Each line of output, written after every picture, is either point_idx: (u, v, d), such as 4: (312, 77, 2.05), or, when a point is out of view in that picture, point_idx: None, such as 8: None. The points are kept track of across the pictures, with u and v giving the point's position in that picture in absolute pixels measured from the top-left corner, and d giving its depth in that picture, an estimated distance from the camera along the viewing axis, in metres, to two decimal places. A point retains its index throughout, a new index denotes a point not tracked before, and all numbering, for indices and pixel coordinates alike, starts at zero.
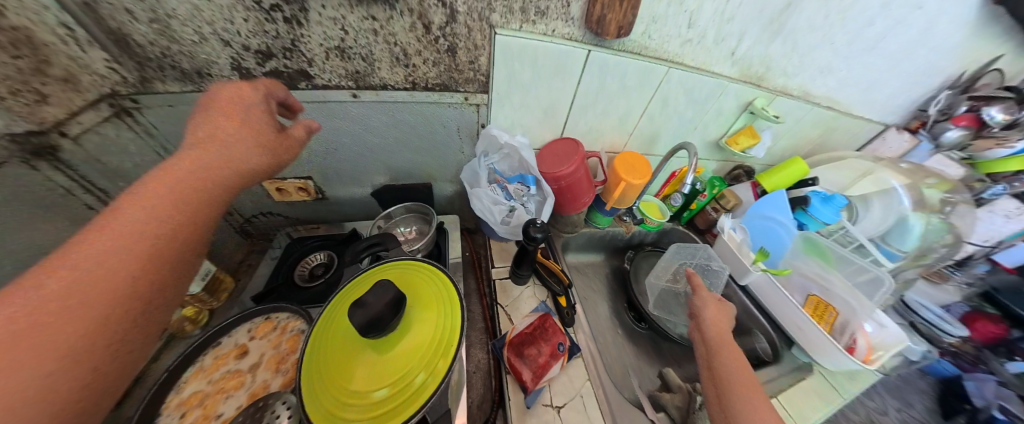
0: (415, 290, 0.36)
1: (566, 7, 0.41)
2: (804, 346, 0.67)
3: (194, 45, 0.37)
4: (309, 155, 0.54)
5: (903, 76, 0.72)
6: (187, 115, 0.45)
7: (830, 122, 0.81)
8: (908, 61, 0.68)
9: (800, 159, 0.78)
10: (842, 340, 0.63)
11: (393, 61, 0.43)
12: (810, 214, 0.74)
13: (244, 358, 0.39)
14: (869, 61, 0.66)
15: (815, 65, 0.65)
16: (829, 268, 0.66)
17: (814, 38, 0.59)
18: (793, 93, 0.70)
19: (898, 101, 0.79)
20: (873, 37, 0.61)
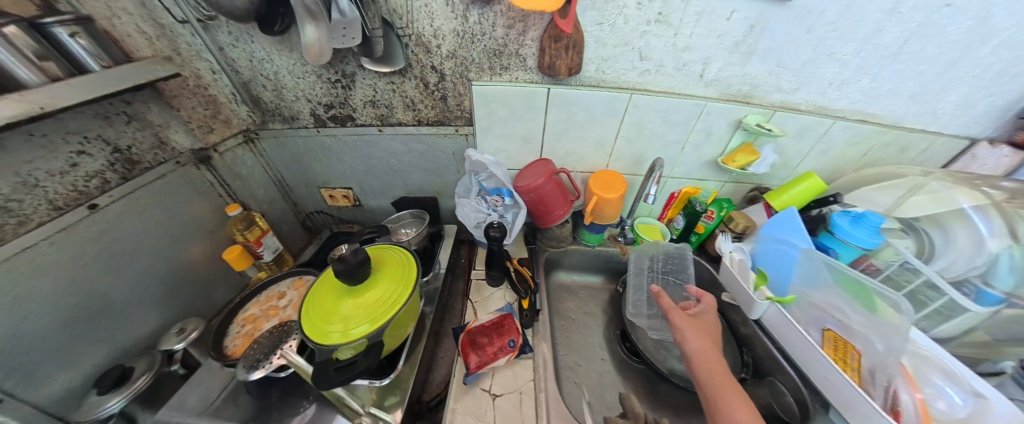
0: (386, 263, 0.48)
1: (524, 61, 0.55)
2: (840, 407, 0.47)
3: (292, 102, 0.63)
4: (350, 171, 0.74)
5: (972, 78, 0.57)
6: (283, 142, 0.70)
7: (875, 138, 0.67)
8: (976, 70, 0.56)
9: (813, 173, 0.67)
10: (880, 396, 0.43)
11: (407, 106, 0.61)
12: (838, 237, 0.60)
13: (284, 299, 0.56)
14: (915, 68, 0.56)
15: (823, 80, 0.58)
16: (852, 301, 0.48)
17: (803, 54, 0.55)
18: (802, 107, 0.63)
19: (993, 109, 0.62)
20: (896, 42, 0.52)
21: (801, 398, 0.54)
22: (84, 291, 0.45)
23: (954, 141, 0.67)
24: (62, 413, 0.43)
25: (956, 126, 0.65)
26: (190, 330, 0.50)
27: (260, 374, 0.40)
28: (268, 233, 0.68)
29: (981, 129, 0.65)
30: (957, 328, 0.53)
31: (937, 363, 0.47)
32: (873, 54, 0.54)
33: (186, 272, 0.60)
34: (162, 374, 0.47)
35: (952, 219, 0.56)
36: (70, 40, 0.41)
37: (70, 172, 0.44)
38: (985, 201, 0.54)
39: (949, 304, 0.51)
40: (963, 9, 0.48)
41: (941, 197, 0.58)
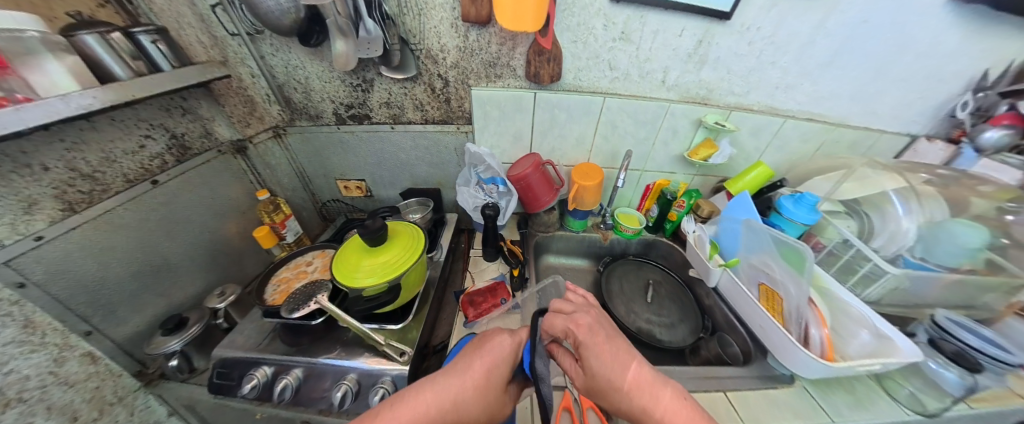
0: (396, 235, 0.58)
1: (514, 71, 0.67)
2: (767, 347, 0.56)
3: (319, 103, 0.74)
4: (366, 164, 0.85)
5: (903, 84, 0.70)
6: (308, 139, 0.80)
7: (823, 136, 0.79)
8: (888, 76, 0.69)
9: (763, 162, 0.77)
10: (797, 332, 0.52)
11: (417, 107, 0.73)
12: (785, 217, 0.69)
13: (311, 265, 0.63)
14: (836, 74, 0.68)
15: (767, 83, 0.70)
16: (784, 264, 0.55)
17: (747, 62, 0.67)
18: (755, 108, 0.75)
19: (914, 110, 0.75)
20: (827, 53, 0.65)
21: (747, 350, 0.61)
22: (148, 252, 0.54)
23: (898, 138, 0.80)
24: (130, 350, 0.52)
25: (897, 126, 0.78)
26: (230, 293, 0.58)
27: (302, 312, 0.49)
28: (291, 217, 0.77)
29: (918, 128, 0.79)
30: (883, 290, 0.61)
31: (858, 315, 0.54)
32: (810, 62, 0.67)
33: (221, 243, 0.68)
34: (209, 326, 0.55)
35: (882, 201, 0.65)
36: (152, 46, 0.53)
37: (139, 152, 0.54)
38: (906, 185, 0.63)
39: (876, 270, 0.59)
40: (875, 29, 0.62)
41: (872, 182, 0.66)
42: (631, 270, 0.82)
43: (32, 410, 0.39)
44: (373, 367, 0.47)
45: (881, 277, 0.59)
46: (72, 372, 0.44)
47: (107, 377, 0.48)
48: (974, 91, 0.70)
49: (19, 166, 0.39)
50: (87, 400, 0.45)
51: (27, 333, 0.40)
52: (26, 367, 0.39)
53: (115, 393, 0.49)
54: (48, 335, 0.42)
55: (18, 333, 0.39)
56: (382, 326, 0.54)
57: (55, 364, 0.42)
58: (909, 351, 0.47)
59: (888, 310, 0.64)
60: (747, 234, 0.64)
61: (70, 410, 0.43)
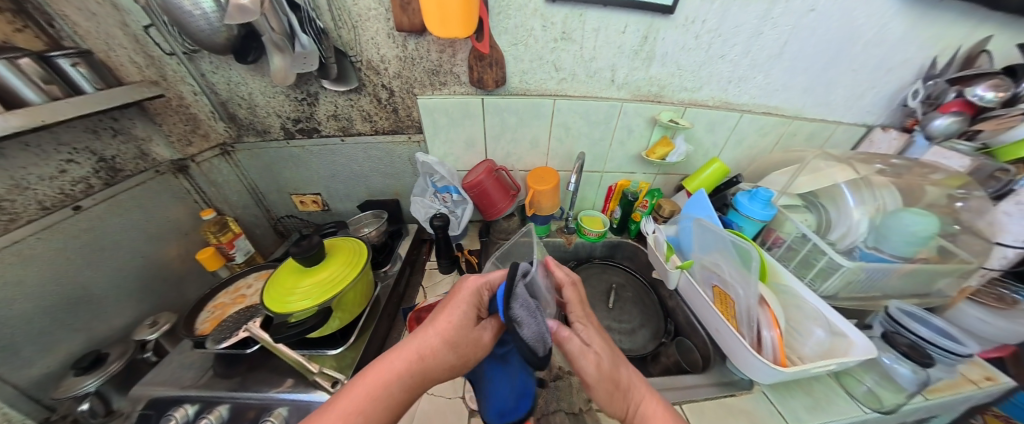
0: (336, 253, 0.55)
1: (459, 77, 0.66)
2: (725, 351, 0.53)
3: (265, 118, 0.72)
4: (320, 178, 0.83)
5: (852, 72, 0.70)
6: (259, 154, 0.79)
7: (778, 129, 0.79)
8: (835, 68, 0.69)
9: (719, 159, 0.76)
10: (748, 335, 0.50)
11: (365, 118, 0.72)
12: (742, 213, 0.68)
13: (251, 287, 0.61)
14: (783, 67, 0.69)
15: (719, 77, 0.70)
16: (738, 266, 0.53)
17: (695, 56, 0.66)
18: (709, 103, 0.75)
19: (866, 100, 0.75)
20: (775, 45, 0.65)
21: (706, 354, 0.58)
22: (64, 283, 0.51)
23: (853, 129, 0.81)
24: (36, 396, 0.49)
25: (851, 116, 0.78)
26: (162, 322, 0.56)
27: (228, 343, 0.46)
28: (241, 236, 0.75)
29: (873, 118, 0.79)
30: (841, 283, 0.59)
31: (813, 312, 0.53)
32: (758, 55, 0.66)
33: (161, 269, 0.67)
34: (134, 360, 0.52)
35: (836, 194, 0.64)
36: (73, 69, 0.51)
37: (59, 177, 0.51)
38: (855, 176, 0.62)
39: (832, 263, 0.57)
40: (820, 19, 0.61)
41: (822, 175, 0.65)
42: (596, 274, 0.80)
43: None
44: (303, 398, 0.44)
45: (837, 271, 0.57)
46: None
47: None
48: (925, 79, 0.69)
49: None
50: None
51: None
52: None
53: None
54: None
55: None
56: (319, 353, 0.51)
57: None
58: (861, 347, 0.45)
59: (845, 304, 0.62)
60: (701, 234, 0.63)
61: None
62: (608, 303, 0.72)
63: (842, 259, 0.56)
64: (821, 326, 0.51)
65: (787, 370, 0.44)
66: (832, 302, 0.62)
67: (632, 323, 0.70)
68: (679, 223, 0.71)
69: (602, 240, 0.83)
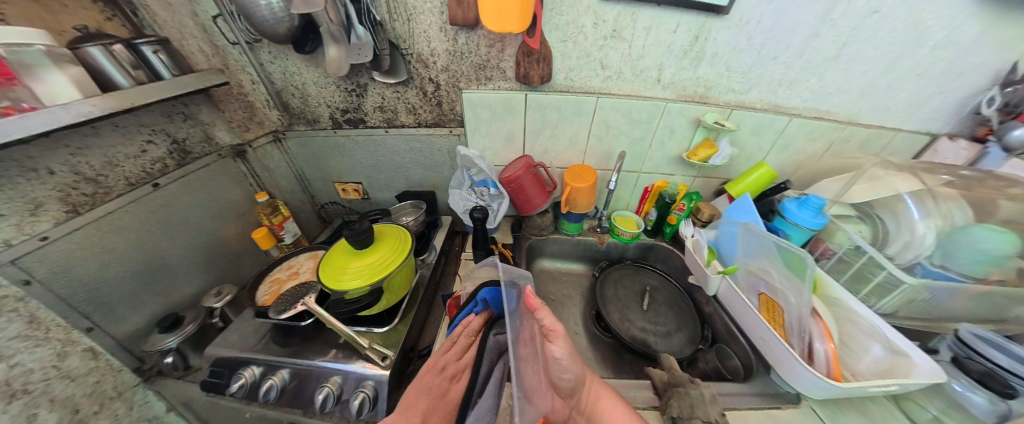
0: (382, 237, 0.57)
1: (505, 73, 0.67)
2: (770, 362, 0.52)
3: (315, 107, 0.76)
4: (362, 167, 0.86)
5: (916, 77, 0.65)
6: (306, 141, 0.82)
7: (831, 135, 0.75)
8: (899, 73, 0.65)
9: (765, 163, 0.73)
10: (799, 346, 0.48)
11: (410, 111, 0.74)
12: (789, 220, 0.65)
13: (303, 265, 0.64)
14: (842, 70, 0.65)
15: (769, 79, 0.67)
16: (790, 274, 0.50)
17: (747, 57, 0.64)
18: (756, 106, 0.72)
19: (931, 106, 0.70)
20: (834, 47, 0.61)
21: (749, 362, 0.57)
22: (145, 253, 0.56)
23: (915, 137, 0.75)
24: (129, 348, 0.56)
25: (913, 123, 0.73)
26: (226, 293, 0.61)
27: (288, 314, 0.48)
28: (289, 219, 0.79)
29: (939, 126, 0.73)
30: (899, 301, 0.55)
31: (870, 329, 0.50)
32: (813, 57, 0.63)
33: (224, 247, 0.73)
34: (204, 325, 0.58)
35: (896, 204, 0.59)
36: (153, 56, 0.55)
37: (141, 157, 0.56)
38: (920, 187, 0.57)
39: (891, 279, 0.54)
40: (886, 21, 0.58)
41: (881, 184, 0.61)
42: (627, 275, 0.80)
43: (36, 402, 0.43)
44: (353, 369, 0.47)
45: (897, 287, 0.54)
46: (73, 367, 0.47)
47: (107, 372, 0.52)
48: (1003, 85, 0.64)
49: (25, 170, 0.42)
50: (87, 394, 0.49)
51: (32, 328, 0.43)
52: (31, 361, 0.43)
53: (114, 388, 0.52)
54: (52, 330, 0.45)
55: (23, 328, 0.42)
56: (368, 330, 0.53)
57: (57, 358, 0.46)
58: (928, 369, 0.42)
59: (904, 323, 0.58)
60: (746, 238, 0.60)
61: (72, 403, 0.47)
62: (642, 305, 0.71)
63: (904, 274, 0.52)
64: (879, 342, 0.48)
65: (841, 383, 0.42)
66: (889, 320, 0.58)
67: (665, 326, 0.68)
68: (719, 226, 0.69)
69: (635, 242, 0.82)
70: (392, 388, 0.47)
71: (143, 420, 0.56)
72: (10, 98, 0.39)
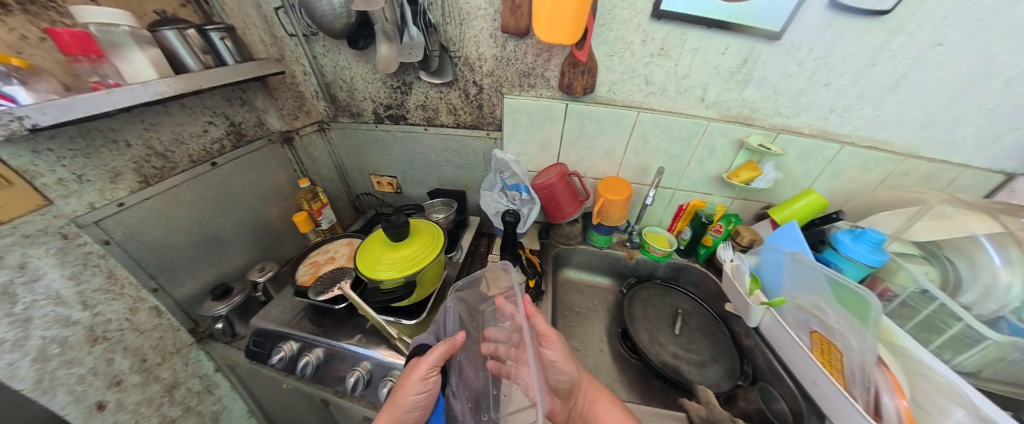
0: (417, 232, 0.57)
1: (548, 81, 0.67)
2: (827, 413, 0.47)
3: (357, 101, 0.78)
4: (397, 161, 0.87)
5: (986, 111, 0.59)
6: (347, 133, 0.85)
7: (891, 167, 0.70)
8: (975, 106, 0.59)
9: (815, 190, 0.69)
10: (862, 397, 0.42)
11: (450, 111, 0.75)
12: (842, 253, 0.60)
13: (339, 251, 0.66)
14: (905, 101, 0.60)
15: (821, 105, 0.64)
16: (845, 313, 0.46)
17: (797, 83, 0.61)
18: (805, 131, 0.68)
19: (1011, 144, 0.63)
20: (891, 77, 0.57)
21: (799, 409, 0.51)
22: (204, 226, 0.61)
23: (988, 175, 0.68)
24: (187, 310, 0.60)
25: (984, 160, 0.66)
26: (269, 269, 0.65)
27: (326, 297, 0.50)
28: (327, 205, 0.81)
29: (1017, 165, 0.66)
30: (983, 359, 0.48)
31: (949, 388, 0.41)
32: (873, 85, 0.59)
33: (269, 228, 0.76)
34: (250, 297, 0.62)
35: (970, 247, 0.54)
36: (220, 42, 0.58)
37: (202, 136, 0.59)
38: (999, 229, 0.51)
39: (969, 332, 0.47)
40: (951, 54, 0.53)
41: (951, 222, 0.55)
42: (659, 296, 0.76)
43: (113, 348, 0.48)
44: (383, 357, 0.48)
45: (978, 342, 0.47)
46: (142, 322, 0.53)
47: (168, 330, 0.57)
48: None
49: (108, 141, 0.46)
50: (152, 346, 0.54)
51: (111, 283, 0.48)
52: (109, 312, 0.48)
53: (174, 344, 0.58)
54: (124, 287, 0.50)
55: (104, 282, 0.47)
56: (397, 321, 0.54)
57: (129, 313, 0.51)
58: None
59: (994, 387, 0.50)
60: (794, 269, 0.56)
61: (141, 353, 0.52)
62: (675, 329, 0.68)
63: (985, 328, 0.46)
64: (962, 406, 0.39)
65: None
66: (969, 379, 0.51)
67: (697, 354, 0.64)
68: (762, 253, 0.65)
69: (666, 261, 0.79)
70: None
71: (196, 376, 0.61)
72: (98, 74, 0.44)
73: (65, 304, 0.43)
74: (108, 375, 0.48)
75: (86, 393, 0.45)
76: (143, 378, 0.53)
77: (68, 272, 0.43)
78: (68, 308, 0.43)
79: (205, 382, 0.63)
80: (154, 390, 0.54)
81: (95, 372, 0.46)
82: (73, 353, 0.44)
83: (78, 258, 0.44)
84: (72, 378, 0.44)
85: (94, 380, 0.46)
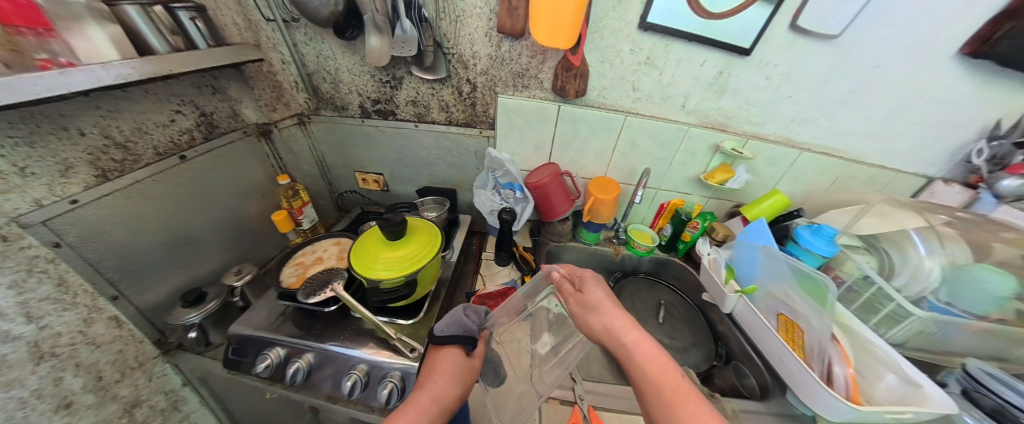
0: (416, 230, 0.56)
1: (541, 83, 0.69)
2: (788, 382, 0.53)
3: (343, 95, 0.75)
4: (386, 159, 0.85)
5: (913, 125, 0.69)
6: (332, 129, 0.81)
7: (840, 172, 0.79)
8: (904, 119, 0.69)
9: (780, 191, 0.77)
10: (819, 368, 0.49)
11: (442, 109, 0.74)
12: (803, 246, 0.67)
13: (326, 250, 0.63)
14: (851, 115, 0.69)
15: (784, 116, 0.71)
16: (808, 298, 0.52)
17: (765, 94, 0.67)
18: (772, 138, 0.75)
19: (930, 153, 0.75)
20: (843, 92, 0.65)
21: (766, 384, 0.57)
22: (171, 227, 0.55)
23: (915, 179, 0.80)
24: (150, 319, 0.55)
25: (913, 166, 0.78)
26: (247, 272, 0.60)
27: (318, 298, 0.47)
28: (309, 204, 0.77)
29: (936, 170, 0.78)
30: (906, 334, 0.58)
31: (885, 358, 0.50)
32: (826, 99, 0.67)
33: (245, 227, 0.71)
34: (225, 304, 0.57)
35: (901, 239, 0.63)
36: (190, 22, 0.53)
37: (170, 126, 0.54)
38: (925, 225, 0.61)
39: (900, 311, 0.56)
40: (889, 76, 0.62)
41: (891, 221, 0.64)
42: (644, 289, 0.81)
43: (62, 365, 0.43)
44: (379, 358, 0.47)
45: (905, 319, 0.56)
46: (98, 334, 0.47)
47: (129, 342, 0.51)
48: (988, 139, 0.69)
49: (56, 128, 0.40)
50: (110, 361, 0.49)
51: (61, 291, 0.43)
52: (59, 324, 0.42)
53: (136, 358, 0.52)
54: (78, 295, 0.44)
55: (52, 290, 0.42)
56: (394, 320, 0.53)
57: (84, 325, 0.46)
58: (939, 401, 0.42)
59: (915, 355, 0.60)
60: (766, 259, 0.62)
61: (96, 369, 0.47)
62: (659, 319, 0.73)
63: (912, 307, 0.55)
64: (894, 372, 0.48)
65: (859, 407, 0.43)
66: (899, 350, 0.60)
67: (678, 340, 0.70)
68: (736, 247, 0.71)
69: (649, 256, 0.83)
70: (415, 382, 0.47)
71: (161, 392, 0.56)
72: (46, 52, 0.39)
73: (4, 317, 0.37)
74: (56, 396, 0.42)
75: (30, 418, 0.40)
76: (98, 398, 0.47)
77: (7, 281, 0.37)
78: (8, 322, 0.38)
79: (172, 397, 0.57)
80: (111, 410, 0.49)
81: (40, 394, 0.41)
82: (14, 373, 0.38)
83: (21, 264, 0.38)
84: (12, 401, 0.38)
85: (39, 403, 0.40)
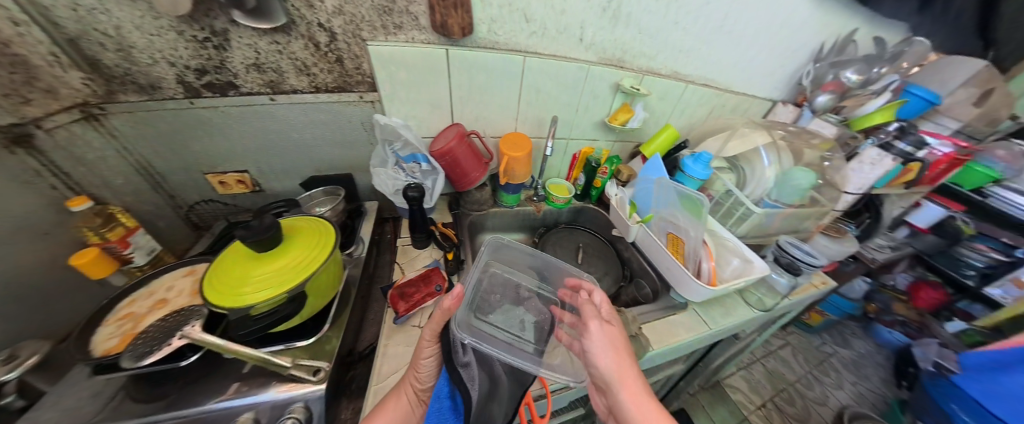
0: (296, 235, 0.48)
1: (416, 20, 0.57)
2: (671, 282, 0.64)
3: (146, 65, 0.50)
4: (244, 150, 0.67)
5: (767, 47, 0.79)
6: (144, 121, 0.57)
7: (714, 101, 0.90)
8: (762, 41, 0.78)
9: (671, 125, 0.84)
10: (692, 267, 0.61)
11: (299, 72, 0.58)
12: (687, 174, 0.77)
13: (174, 288, 0.50)
14: (722, 42, 0.75)
15: (671, 46, 0.73)
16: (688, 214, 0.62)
17: (655, 18, 0.67)
18: (662, 72, 0.79)
19: (777, 77, 0.89)
20: (720, 15, 0.69)
21: (657, 288, 0.70)
22: None
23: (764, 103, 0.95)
24: None
25: (766, 90, 0.92)
26: (27, 355, 0.42)
27: (156, 358, 0.37)
28: (137, 230, 0.57)
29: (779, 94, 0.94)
30: (749, 228, 0.74)
31: (732, 246, 0.65)
32: (705, 25, 0.71)
33: (15, 286, 0.46)
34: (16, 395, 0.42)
35: (751, 156, 0.76)
36: None
37: None
38: (770, 142, 0.75)
39: (747, 213, 0.70)
40: None
41: (748, 141, 0.76)
42: (562, 237, 0.86)
43: None
44: (279, 396, 0.40)
45: (748, 218, 0.71)
46: None
47: None
48: (814, 62, 0.86)
49: None
50: None
51: None
52: None
53: None
54: None
55: None
56: (289, 345, 0.46)
57: None
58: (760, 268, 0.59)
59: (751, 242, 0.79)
60: (659, 188, 0.70)
61: None
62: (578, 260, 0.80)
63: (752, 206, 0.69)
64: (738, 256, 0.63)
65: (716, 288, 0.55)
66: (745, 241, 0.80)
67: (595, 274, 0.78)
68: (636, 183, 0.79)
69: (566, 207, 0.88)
70: (329, 403, 0.42)
71: None
72: None
73: None
74: None
75: None
76: None
77: None
78: None
79: None
80: None
81: None
82: None
83: None
84: None
85: None
